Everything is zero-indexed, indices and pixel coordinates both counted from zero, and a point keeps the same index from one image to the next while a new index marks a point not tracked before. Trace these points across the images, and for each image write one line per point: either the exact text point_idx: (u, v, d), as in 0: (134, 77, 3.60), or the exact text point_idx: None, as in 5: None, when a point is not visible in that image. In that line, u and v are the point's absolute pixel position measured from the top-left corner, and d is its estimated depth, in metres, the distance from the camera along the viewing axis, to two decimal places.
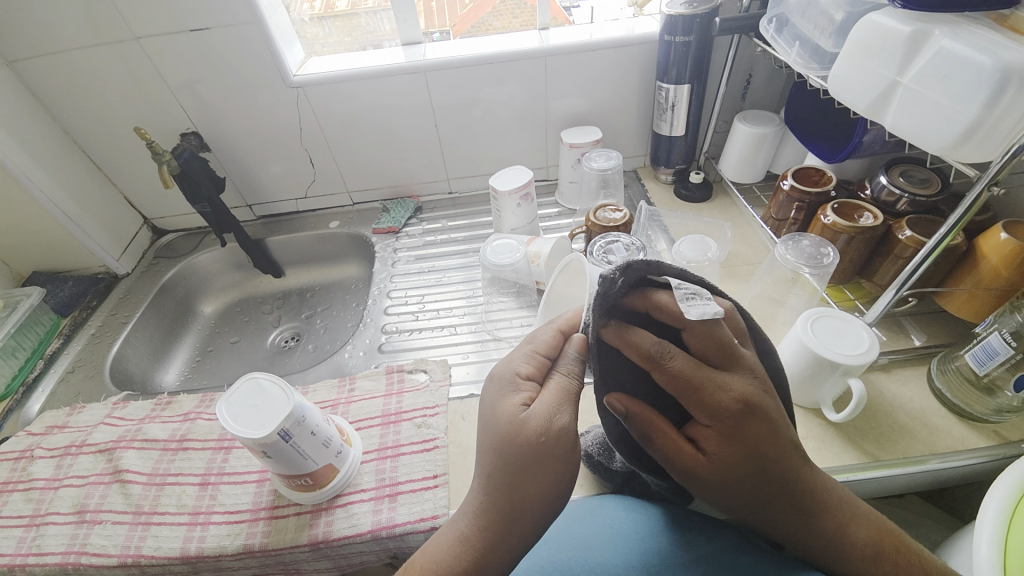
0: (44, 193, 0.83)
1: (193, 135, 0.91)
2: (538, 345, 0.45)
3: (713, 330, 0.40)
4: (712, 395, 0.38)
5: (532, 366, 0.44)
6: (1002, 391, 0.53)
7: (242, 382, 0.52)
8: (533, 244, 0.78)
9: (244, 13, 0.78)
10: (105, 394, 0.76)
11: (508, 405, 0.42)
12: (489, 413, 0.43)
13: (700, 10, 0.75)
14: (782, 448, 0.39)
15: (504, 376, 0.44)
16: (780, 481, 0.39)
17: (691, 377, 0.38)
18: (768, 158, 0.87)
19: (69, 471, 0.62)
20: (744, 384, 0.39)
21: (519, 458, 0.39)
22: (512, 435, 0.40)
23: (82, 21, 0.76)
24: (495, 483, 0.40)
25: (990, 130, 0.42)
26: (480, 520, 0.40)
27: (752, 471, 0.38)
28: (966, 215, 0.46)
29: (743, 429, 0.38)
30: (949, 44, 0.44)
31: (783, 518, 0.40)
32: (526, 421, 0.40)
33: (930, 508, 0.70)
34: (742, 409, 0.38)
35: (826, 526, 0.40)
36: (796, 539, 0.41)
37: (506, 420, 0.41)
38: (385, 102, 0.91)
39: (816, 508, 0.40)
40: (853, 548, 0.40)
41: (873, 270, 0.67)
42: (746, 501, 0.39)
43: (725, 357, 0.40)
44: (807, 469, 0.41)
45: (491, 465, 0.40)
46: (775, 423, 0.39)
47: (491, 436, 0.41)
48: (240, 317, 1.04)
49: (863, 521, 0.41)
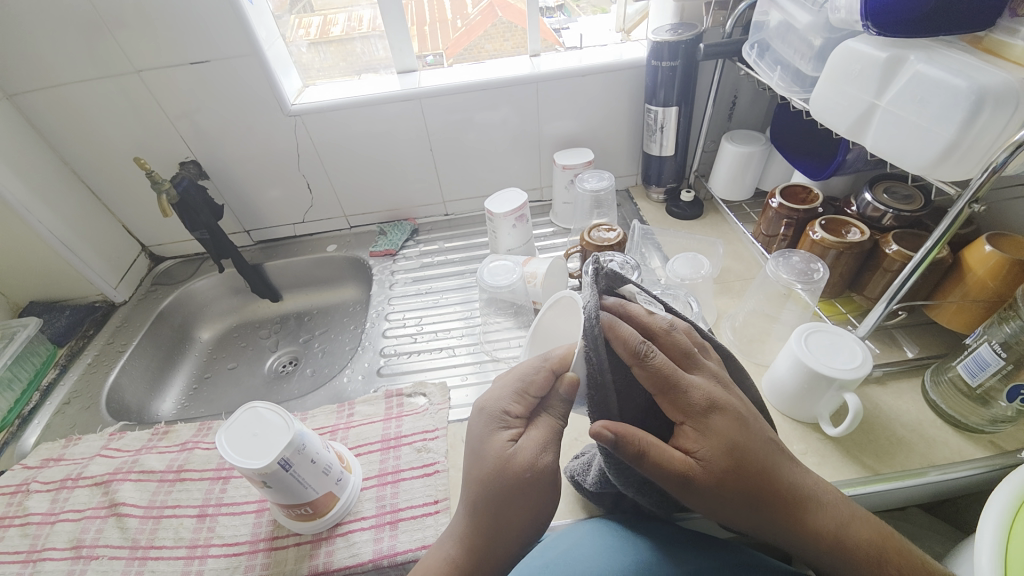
0: (42, 223, 0.84)
1: (192, 163, 0.92)
2: (527, 385, 0.43)
3: (674, 338, 0.43)
4: (681, 393, 0.40)
5: (520, 404, 0.44)
6: (996, 402, 0.54)
7: (243, 411, 0.52)
8: (530, 264, 0.77)
9: (243, 45, 0.80)
10: (101, 425, 0.75)
11: (495, 440, 0.43)
12: (476, 446, 0.44)
13: (684, 36, 0.77)
14: (757, 442, 0.40)
15: (492, 414, 0.44)
16: (764, 475, 0.40)
17: (666, 378, 0.40)
18: (755, 176, 0.89)
19: (65, 505, 0.62)
20: (706, 383, 0.42)
21: (504, 490, 0.41)
22: (500, 469, 0.41)
23: (84, 56, 0.78)
24: (479, 510, 0.42)
25: (969, 149, 0.44)
26: (467, 542, 0.42)
27: (737, 468, 0.39)
28: (951, 229, 0.47)
29: (713, 425, 0.40)
30: (924, 68, 0.46)
31: (776, 516, 0.40)
32: (514, 456, 0.42)
33: (930, 520, 0.70)
34: (707, 405, 0.40)
35: (818, 521, 0.41)
36: (793, 540, 0.41)
37: (492, 456, 0.42)
38: (380, 128, 0.92)
39: (803, 501, 0.41)
40: (852, 546, 0.41)
41: (863, 284, 0.68)
42: (739, 501, 0.39)
43: (686, 362, 0.43)
44: (793, 469, 0.42)
45: (476, 496, 0.42)
46: (743, 419, 0.41)
47: (478, 467, 0.43)
48: (237, 342, 1.04)
49: (860, 521, 0.42)
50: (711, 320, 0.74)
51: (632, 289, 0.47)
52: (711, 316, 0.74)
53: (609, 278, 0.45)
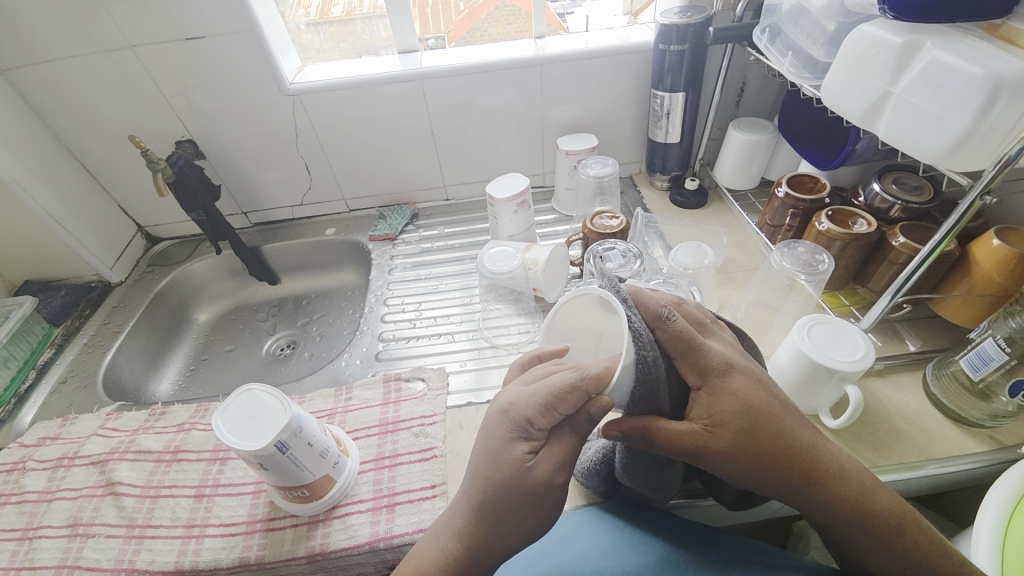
0: (36, 201, 0.83)
1: (188, 143, 0.90)
2: (556, 401, 0.40)
3: (688, 309, 0.47)
4: (701, 355, 0.42)
5: (546, 417, 0.41)
6: (997, 397, 0.53)
7: (238, 393, 0.52)
8: (531, 251, 0.77)
9: (240, 21, 0.78)
10: (98, 404, 0.75)
11: (513, 450, 0.41)
12: (490, 450, 0.41)
13: (694, 20, 0.75)
14: (773, 406, 0.42)
15: (516, 422, 0.41)
16: (782, 436, 0.41)
17: (686, 339, 0.42)
18: (762, 165, 0.88)
19: (62, 484, 0.61)
20: (724, 349, 0.45)
21: (514, 501, 0.40)
22: (513, 479, 0.40)
23: (76, 29, 0.76)
24: (483, 515, 0.40)
25: (982, 140, 0.43)
26: (463, 542, 0.41)
27: (752, 428, 0.41)
28: (960, 222, 0.47)
29: (731, 385, 0.42)
30: (940, 55, 0.45)
31: (797, 481, 0.41)
32: (532, 470, 0.40)
33: (924, 512, 0.70)
34: (726, 366, 0.42)
35: (840, 488, 0.41)
36: (815, 506, 0.41)
37: (508, 466, 0.40)
38: (380, 110, 0.91)
39: (824, 464, 0.42)
40: (873, 513, 0.40)
41: (868, 276, 0.68)
42: (757, 462, 0.40)
43: (702, 330, 0.46)
44: (813, 434, 0.43)
45: (482, 501, 0.40)
46: (761, 383, 0.43)
47: (487, 470, 0.41)
48: (235, 325, 1.04)
49: (880, 490, 0.42)
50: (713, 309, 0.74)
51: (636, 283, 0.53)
52: (713, 305, 0.74)
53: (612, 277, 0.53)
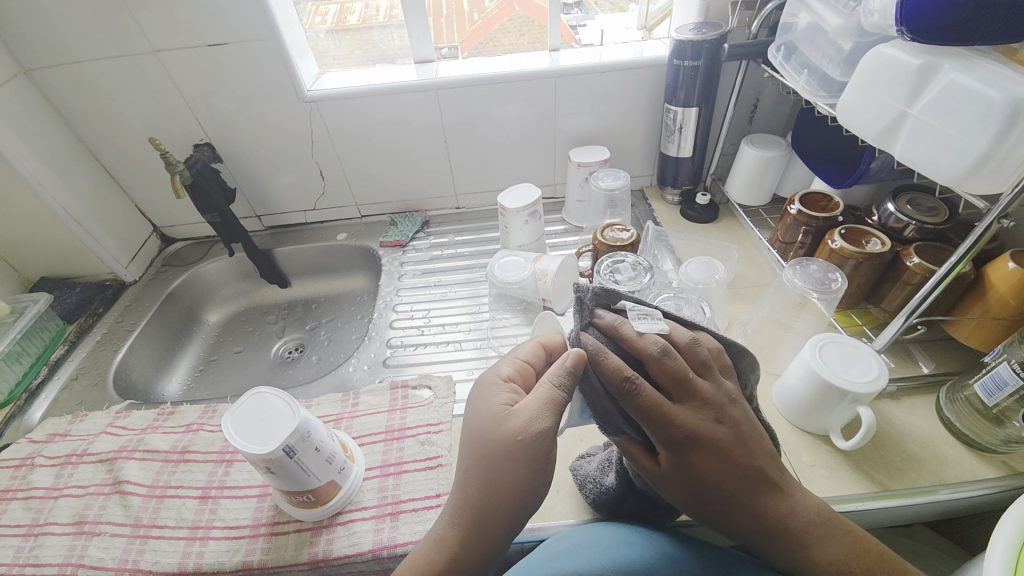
0: (56, 200, 0.84)
1: (206, 146, 0.92)
2: (522, 353, 0.47)
3: (667, 364, 0.42)
4: (664, 425, 0.41)
5: (514, 369, 0.46)
6: (1011, 423, 0.53)
7: (248, 395, 0.52)
8: (540, 262, 0.78)
9: (262, 29, 0.79)
10: (107, 402, 0.75)
11: (491, 404, 0.44)
12: (473, 410, 0.45)
13: (709, 36, 0.76)
14: (730, 468, 0.42)
15: (490, 380, 0.46)
16: (732, 497, 0.42)
17: (653, 411, 0.41)
18: (774, 181, 0.87)
19: (70, 481, 0.62)
20: (691, 414, 0.42)
21: (496, 449, 0.41)
22: (491, 432, 0.42)
23: (101, 33, 0.77)
24: (473, 475, 0.42)
25: (999, 164, 0.43)
26: (459, 514, 0.42)
27: (700, 491, 0.42)
28: (977, 245, 0.46)
29: (687, 460, 0.41)
30: (958, 78, 0.45)
31: (751, 531, 0.42)
32: (510, 416, 0.42)
33: (937, 538, 0.69)
34: (688, 441, 0.41)
35: (792, 538, 0.42)
36: (771, 554, 0.43)
37: (488, 417, 0.43)
38: (395, 118, 0.92)
39: (780, 522, 0.42)
40: (825, 564, 0.41)
41: (881, 295, 0.67)
42: (703, 511, 0.43)
43: (677, 387, 0.43)
44: (771, 490, 0.42)
45: (470, 461, 0.43)
46: (721, 450, 0.41)
47: (470, 433, 0.44)
48: (244, 327, 1.04)
49: (836, 542, 0.42)
50: (723, 325, 0.74)
51: (626, 302, 0.47)
52: (722, 321, 0.74)
53: (600, 294, 0.46)
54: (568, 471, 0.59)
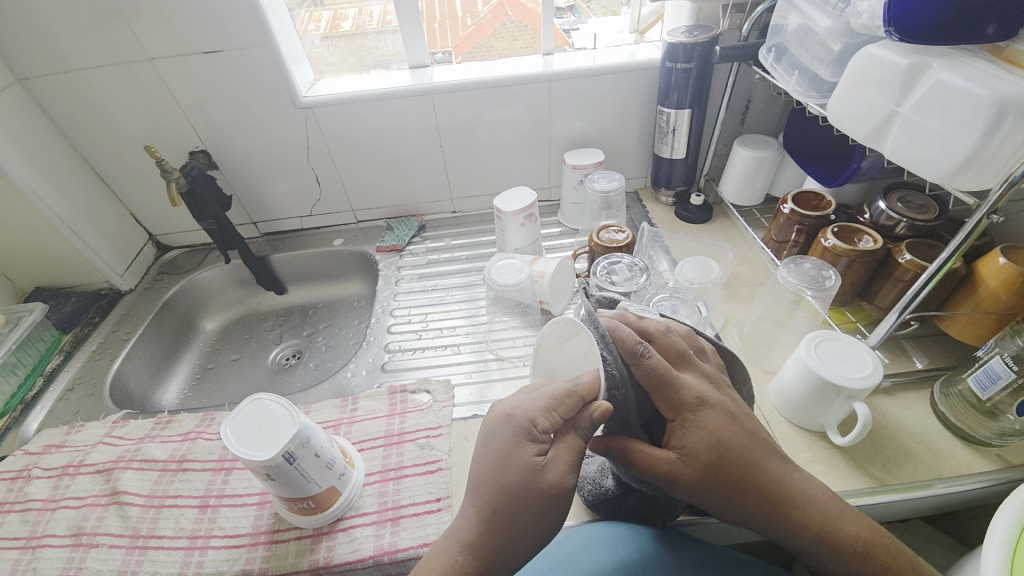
0: (51, 208, 0.84)
1: (202, 153, 0.92)
2: (557, 403, 0.42)
3: (670, 339, 0.46)
4: (675, 390, 0.43)
5: (549, 419, 0.42)
6: (1004, 416, 0.53)
7: (247, 402, 0.52)
8: (537, 263, 0.78)
9: (256, 36, 0.80)
10: (104, 412, 0.75)
11: (523, 454, 0.41)
12: (499, 454, 0.42)
13: (700, 39, 0.77)
14: (744, 439, 0.42)
15: (521, 425, 0.42)
16: (749, 473, 0.42)
17: (660, 376, 0.43)
18: (766, 182, 0.88)
19: (67, 492, 0.62)
20: (697, 381, 0.44)
21: (527, 502, 0.40)
22: (526, 484, 0.40)
23: (96, 41, 0.78)
24: (496, 519, 0.41)
25: (988, 160, 0.43)
26: (475, 551, 0.40)
27: (719, 465, 0.41)
28: (967, 240, 0.47)
29: (703, 421, 0.42)
30: (947, 76, 0.46)
31: (766, 508, 0.42)
32: (544, 471, 0.41)
33: (936, 532, 0.69)
34: (698, 402, 0.43)
35: (809, 515, 0.42)
36: (782, 534, 0.42)
37: (521, 468, 0.41)
38: (390, 123, 0.92)
39: (796, 498, 0.42)
40: (841, 539, 0.41)
41: (873, 293, 0.68)
42: (723, 495, 0.42)
43: (680, 362, 0.45)
44: (783, 462, 0.43)
45: (495, 504, 0.41)
46: (732, 416, 0.43)
47: (497, 476, 0.41)
48: (241, 334, 1.04)
49: (848, 515, 0.43)
50: (719, 325, 0.74)
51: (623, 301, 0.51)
52: (718, 321, 0.74)
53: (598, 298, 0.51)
54: None
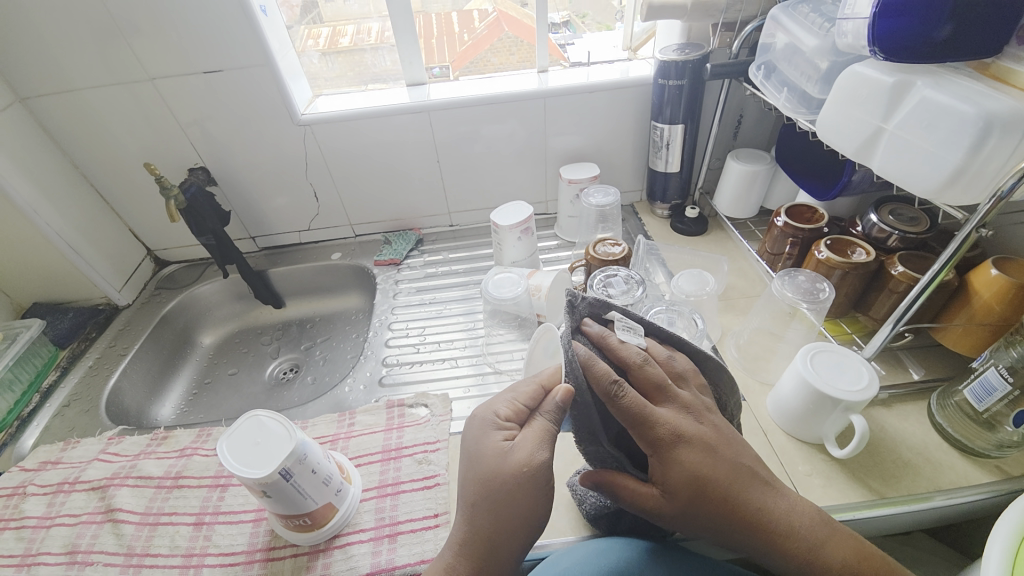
0: (49, 224, 0.84)
1: (201, 169, 0.93)
2: (518, 393, 0.46)
3: (647, 371, 0.45)
4: (650, 427, 0.42)
5: (512, 409, 0.45)
6: (1002, 427, 0.53)
7: (245, 419, 0.52)
8: (533, 277, 0.79)
9: (256, 55, 0.81)
10: (100, 428, 0.74)
11: (490, 442, 0.44)
12: (471, 448, 0.44)
13: (692, 56, 0.78)
14: (724, 469, 0.42)
15: (484, 417, 0.45)
16: (730, 502, 0.42)
17: (637, 412, 0.42)
18: (760, 195, 0.90)
19: (61, 510, 0.61)
20: (672, 415, 0.43)
21: (500, 484, 0.41)
22: (497, 468, 0.42)
23: (98, 62, 0.79)
24: (478, 511, 0.42)
25: (976, 174, 0.44)
26: (466, 548, 0.41)
27: (699, 497, 0.42)
28: (958, 253, 0.47)
29: (679, 457, 0.42)
30: (931, 94, 0.47)
31: (750, 536, 0.42)
32: (511, 453, 0.43)
33: (937, 545, 0.69)
34: (673, 438, 0.42)
35: (793, 543, 0.42)
36: (769, 560, 0.42)
37: (489, 455, 0.43)
38: (388, 138, 0.93)
39: (779, 527, 0.42)
40: (827, 567, 0.41)
41: (868, 304, 0.68)
42: (705, 524, 0.42)
43: (657, 394, 0.44)
44: (765, 491, 0.43)
45: (473, 497, 0.42)
46: (710, 447, 0.43)
47: (475, 471, 0.43)
48: (239, 348, 1.04)
49: (836, 541, 0.42)
50: (715, 336, 0.75)
51: (614, 314, 0.49)
52: (715, 332, 0.75)
53: (593, 303, 0.48)
54: (565, 488, 0.58)
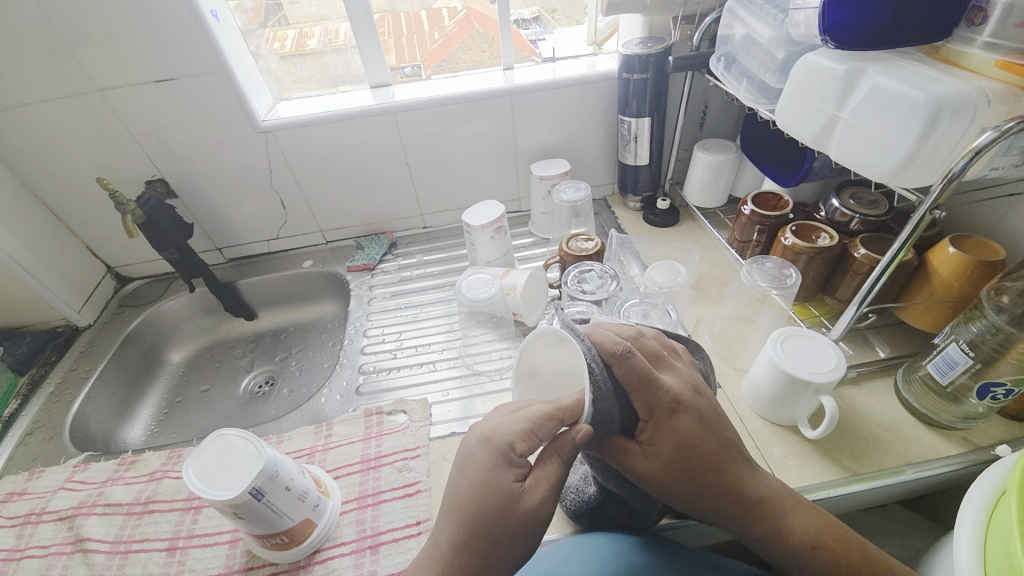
0: (3, 249, 0.80)
1: (160, 182, 0.89)
2: (536, 425, 0.42)
3: (645, 342, 0.48)
4: (654, 389, 0.43)
5: (527, 442, 0.42)
6: (967, 400, 0.55)
7: (212, 439, 0.50)
8: (508, 276, 0.78)
9: (210, 62, 0.78)
10: (65, 456, 0.71)
11: (501, 480, 0.41)
12: (477, 478, 0.41)
13: (654, 50, 0.79)
14: (709, 438, 0.44)
15: (500, 449, 0.42)
16: (710, 473, 0.43)
17: (641, 375, 0.42)
18: (727, 184, 0.91)
19: (29, 542, 0.58)
20: (676, 383, 0.45)
21: (501, 529, 0.39)
22: (502, 512, 0.39)
23: (43, 74, 0.75)
24: (471, 548, 0.39)
25: (927, 157, 0.45)
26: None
27: (681, 459, 0.43)
28: (915, 233, 0.49)
29: (672, 420, 0.43)
30: (882, 81, 0.48)
31: (723, 503, 0.43)
32: (519, 499, 0.40)
33: (911, 515, 0.71)
34: (674, 404, 0.44)
35: (763, 510, 0.43)
36: (736, 527, 0.43)
37: (497, 495, 0.40)
38: (355, 141, 0.91)
39: (753, 493, 0.43)
40: (792, 534, 0.42)
41: (834, 286, 0.70)
42: (683, 486, 0.43)
43: (657, 362, 0.47)
44: (744, 460, 0.45)
45: (470, 533, 0.40)
46: (705, 418, 0.44)
47: (475, 502, 0.40)
48: (211, 364, 1.01)
49: (805, 513, 0.43)
50: (690, 326, 0.75)
51: None
52: (690, 322, 0.75)
53: None
54: None
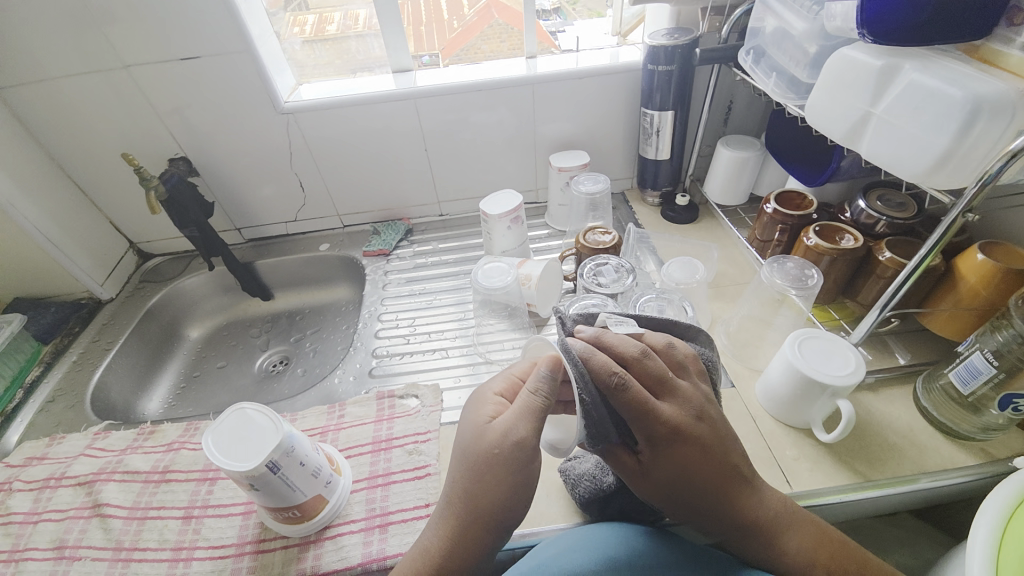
0: (29, 220, 0.83)
1: (182, 159, 0.90)
2: (515, 368, 0.46)
3: (646, 365, 0.44)
4: (652, 420, 0.42)
5: (507, 384, 0.46)
6: (988, 410, 0.54)
7: (230, 412, 0.51)
8: (524, 267, 0.78)
9: (236, 41, 0.79)
10: (86, 423, 0.73)
11: (475, 417, 0.43)
12: (461, 424, 0.44)
13: (681, 41, 0.77)
14: (710, 465, 0.43)
15: (481, 394, 0.45)
16: (709, 495, 0.43)
17: (638, 406, 0.42)
18: (750, 181, 0.89)
19: (49, 505, 0.60)
20: (675, 411, 0.43)
21: (475, 461, 0.41)
22: (474, 443, 0.42)
23: (72, 49, 0.76)
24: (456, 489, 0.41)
25: (963, 158, 0.44)
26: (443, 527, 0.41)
27: (679, 483, 0.43)
28: (943, 238, 0.47)
29: (671, 449, 0.42)
30: (920, 78, 0.46)
31: (722, 522, 0.43)
32: (489, 431, 0.42)
33: (923, 525, 0.70)
34: (671, 434, 0.42)
35: (761, 532, 0.43)
36: (736, 541, 0.45)
37: (471, 429, 0.43)
38: (374, 126, 0.91)
39: (751, 517, 0.43)
40: (787, 556, 0.43)
41: (856, 289, 0.68)
42: (682, 504, 0.44)
43: (660, 388, 0.44)
44: (746, 486, 0.44)
45: (454, 476, 0.42)
46: (707, 447, 0.43)
47: (458, 445, 0.43)
48: (227, 341, 1.03)
49: (804, 536, 0.43)
50: (705, 323, 0.75)
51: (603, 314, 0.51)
52: (705, 320, 0.75)
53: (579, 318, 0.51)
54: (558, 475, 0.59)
